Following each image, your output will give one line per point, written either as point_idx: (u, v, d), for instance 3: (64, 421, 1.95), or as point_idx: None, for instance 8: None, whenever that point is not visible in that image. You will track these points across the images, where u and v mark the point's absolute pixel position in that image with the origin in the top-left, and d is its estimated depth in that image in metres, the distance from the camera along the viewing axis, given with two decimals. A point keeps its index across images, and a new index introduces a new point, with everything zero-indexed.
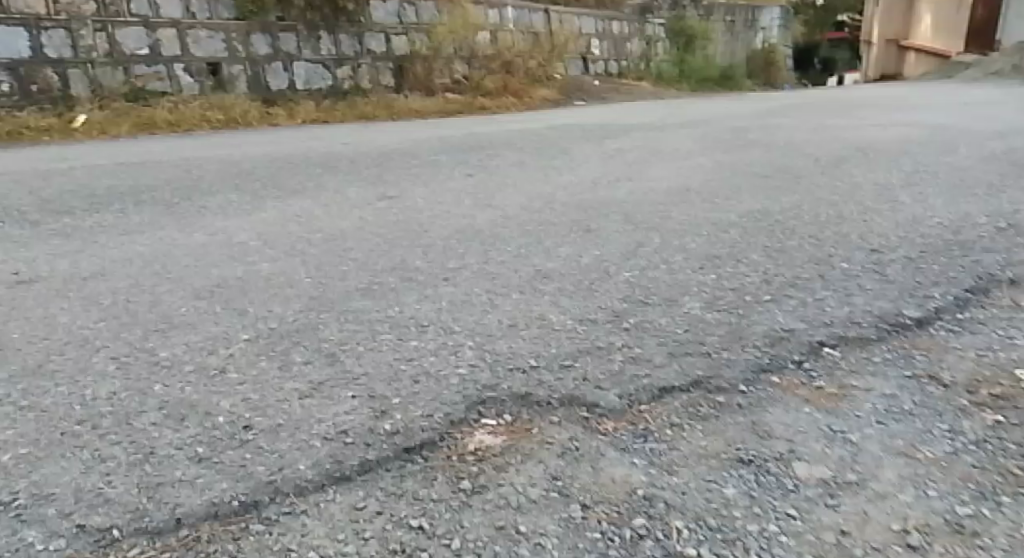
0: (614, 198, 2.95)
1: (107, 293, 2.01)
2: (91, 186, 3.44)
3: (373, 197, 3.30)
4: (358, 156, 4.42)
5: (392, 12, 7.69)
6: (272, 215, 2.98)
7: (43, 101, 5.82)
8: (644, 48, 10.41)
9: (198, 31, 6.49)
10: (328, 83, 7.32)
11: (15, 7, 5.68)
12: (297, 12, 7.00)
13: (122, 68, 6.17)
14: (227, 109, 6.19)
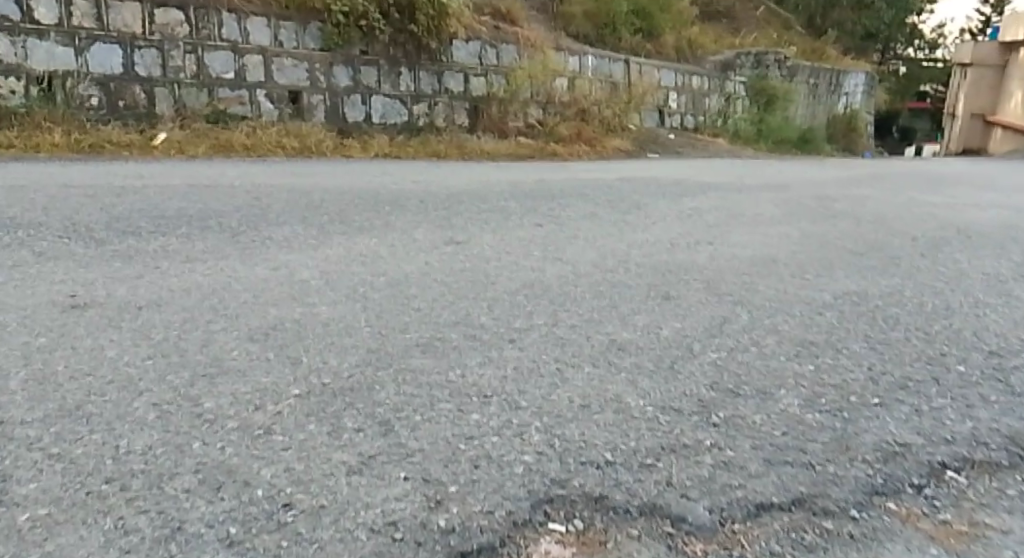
0: (694, 263, 2.76)
1: (159, 326, 1.93)
2: (161, 207, 3.43)
3: (440, 241, 3.19)
4: (425, 195, 4.32)
5: (473, 54, 7.72)
6: (336, 252, 2.89)
7: (129, 116, 5.97)
8: (722, 104, 10.23)
9: (283, 59, 6.63)
10: (403, 118, 7.35)
11: (114, 25, 5.88)
12: (381, 47, 7.09)
13: (207, 90, 6.30)
14: (303, 138, 6.24)
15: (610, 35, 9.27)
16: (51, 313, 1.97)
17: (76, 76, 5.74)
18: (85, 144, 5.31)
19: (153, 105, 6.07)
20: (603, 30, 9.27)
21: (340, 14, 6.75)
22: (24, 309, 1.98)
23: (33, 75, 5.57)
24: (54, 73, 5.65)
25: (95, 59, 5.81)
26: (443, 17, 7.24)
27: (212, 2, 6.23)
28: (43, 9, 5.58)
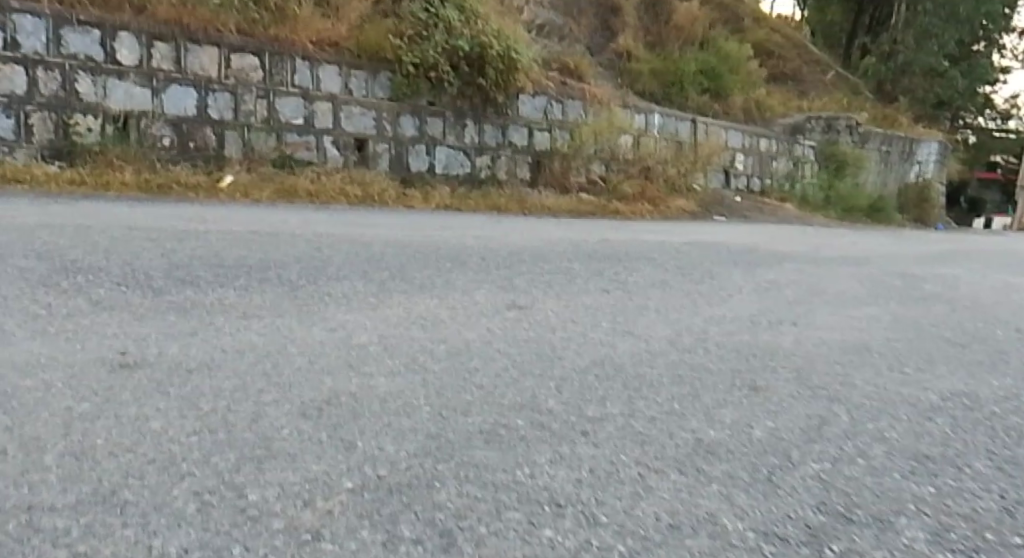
0: (780, 346, 2.52)
1: (209, 394, 1.80)
2: (221, 255, 3.37)
3: (500, 304, 2.99)
4: (484, 252, 4.17)
5: (539, 108, 7.67)
6: (396, 312, 2.74)
7: (197, 158, 6.05)
8: (790, 167, 9.99)
9: (352, 107, 6.68)
10: (465, 170, 7.31)
11: (191, 68, 6.01)
12: (448, 99, 7.09)
13: (276, 134, 6.37)
14: (365, 186, 6.22)
15: (677, 93, 9.08)
16: (99, 372, 1.87)
17: (151, 116, 5.86)
18: (154, 184, 5.36)
19: (222, 148, 6.15)
20: (670, 89, 9.11)
21: (410, 65, 6.78)
22: (73, 366, 1.90)
23: (110, 114, 5.72)
24: (130, 113, 5.78)
25: (171, 100, 5.93)
26: (511, 71, 7.23)
27: (287, 49, 6.35)
28: (126, 50, 5.75)
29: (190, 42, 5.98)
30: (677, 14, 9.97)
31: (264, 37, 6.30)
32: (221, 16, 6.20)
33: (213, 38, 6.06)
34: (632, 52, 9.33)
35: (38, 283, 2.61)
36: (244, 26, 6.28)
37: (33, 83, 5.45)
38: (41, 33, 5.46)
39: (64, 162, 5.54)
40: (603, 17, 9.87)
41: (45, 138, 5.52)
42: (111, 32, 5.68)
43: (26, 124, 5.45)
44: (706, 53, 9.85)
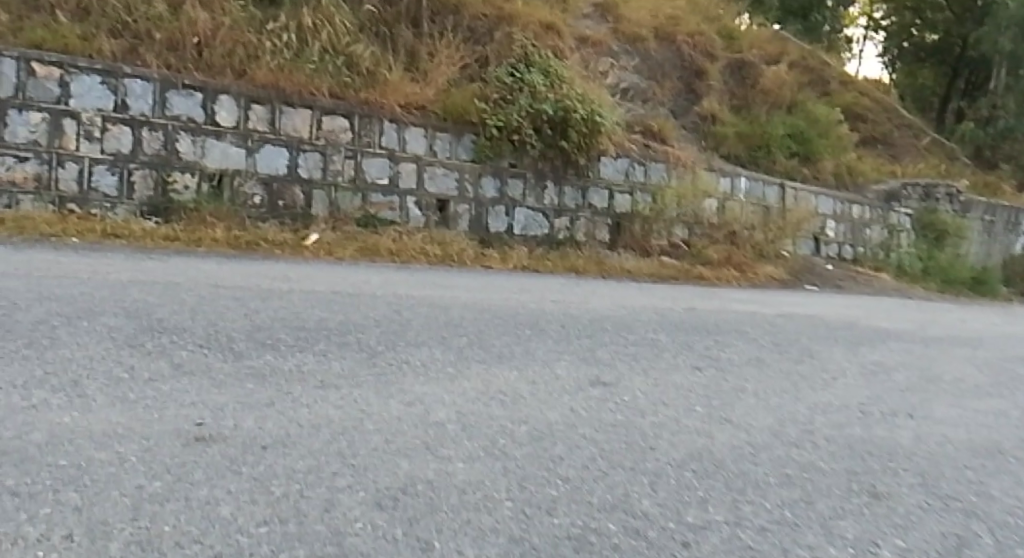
0: (897, 444, 2.27)
1: (282, 477, 1.70)
2: (302, 316, 3.36)
3: (584, 379, 2.76)
4: (563, 315, 3.98)
5: (621, 170, 7.49)
6: (474, 385, 2.57)
7: (286, 216, 6.18)
8: (885, 236, 9.54)
9: (435, 168, 6.72)
10: (544, 231, 7.19)
11: (284, 129, 6.19)
12: (530, 161, 7.05)
13: (361, 194, 6.47)
14: (444, 245, 6.20)
15: (764, 156, 8.85)
16: (173, 446, 1.81)
17: (244, 175, 6.05)
18: (242, 240, 5.48)
19: (310, 207, 6.28)
20: (757, 152, 8.89)
21: (494, 128, 6.82)
22: (148, 438, 1.84)
23: (206, 172, 5.93)
24: (225, 172, 5.99)
25: (263, 159, 6.11)
26: (595, 134, 7.15)
27: (376, 111, 6.48)
28: (224, 112, 5.98)
29: (285, 104, 6.18)
30: (764, 78, 9.80)
31: (355, 99, 6.46)
32: (316, 81, 6.42)
33: (307, 100, 6.25)
34: (717, 115, 9.05)
35: (124, 344, 2.62)
36: (337, 89, 6.47)
37: (137, 142, 5.73)
38: (148, 96, 5.75)
39: (160, 219, 5.75)
40: (688, 78, 9.42)
41: (145, 195, 5.76)
42: (212, 95, 5.92)
43: (128, 181, 5.71)
44: (795, 117, 9.62)
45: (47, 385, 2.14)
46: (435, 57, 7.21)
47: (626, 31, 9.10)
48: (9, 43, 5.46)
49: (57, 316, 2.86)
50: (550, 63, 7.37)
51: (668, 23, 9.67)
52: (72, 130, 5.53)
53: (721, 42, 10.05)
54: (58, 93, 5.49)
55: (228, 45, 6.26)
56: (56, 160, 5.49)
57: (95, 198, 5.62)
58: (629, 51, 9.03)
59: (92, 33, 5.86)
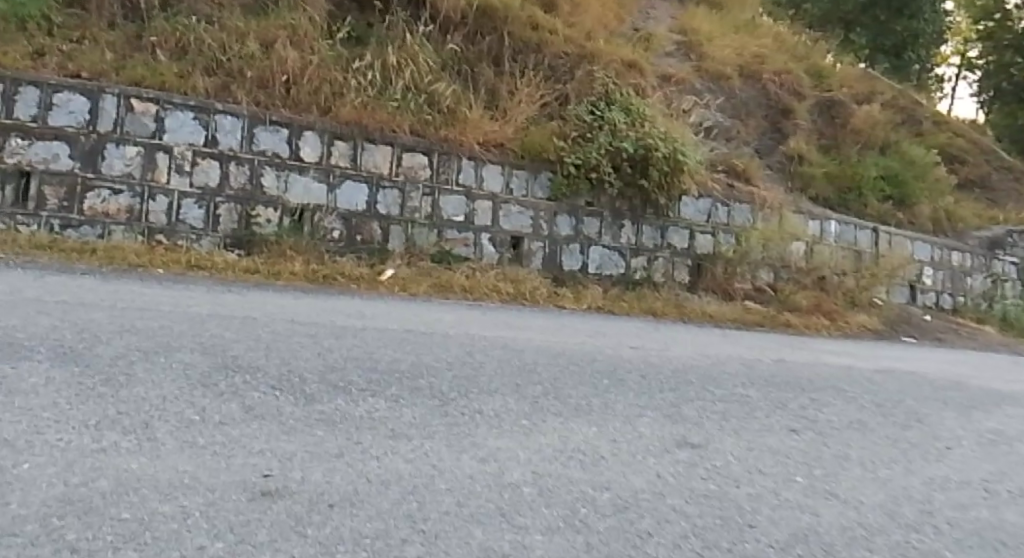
0: None
1: (349, 542, 1.58)
2: (375, 356, 3.27)
3: (671, 441, 2.56)
4: (642, 361, 3.69)
5: (703, 210, 7.21)
6: (552, 441, 2.40)
7: (362, 250, 6.21)
8: (987, 285, 8.95)
9: (511, 206, 6.63)
10: (620, 270, 6.92)
11: (365, 165, 6.25)
12: (607, 199, 6.86)
13: (437, 230, 6.44)
14: (518, 283, 5.99)
15: (855, 199, 8.45)
16: (238, 501, 1.72)
17: (324, 210, 6.12)
18: (319, 274, 5.50)
19: (386, 242, 6.29)
20: (847, 195, 8.49)
21: (572, 165, 6.70)
22: (213, 490, 1.76)
23: (288, 206, 6.03)
24: (306, 207, 6.07)
25: (344, 195, 6.17)
26: (677, 173, 6.92)
27: (455, 149, 6.47)
28: (308, 148, 6.08)
29: (367, 141, 6.25)
30: (854, 118, 9.42)
31: (434, 137, 6.48)
32: (398, 118, 6.47)
33: (388, 137, 6.31)
34: (805, 155, 8.70)
35: (198, 383, 2.58)
36: (417, 127, 6.51)
37: (224, 176, 5.87)
38: (236, 131, 5.89)
39: (242, 251, 5.85)
40: (775, 116, 9.11)
41: (229, 228, 5.88)
42: (297, 131, 6.03)
43: (214, 214, 5.84)
44: (888, 158, 9.18)
45: (118, 427, 2.10)
46: (516, 94, 7.18)
47: (709, 69, 8.92)
48: (112, 80, 5.70)
49: (136, 351, 2.86)
50: (631, 101, 7.26)
51: (754, 61, 9.43)
52: (164, 164, 5.71)
53: (809, 80, 9.73)
54: (153, 128, 5.70)
55: (315, 83, 6.38)
56: (148, 193, 5.67)
57: (182, 230, 5.77)
58: (713, 89, 8.83)
59: (188, 71, 6.07)
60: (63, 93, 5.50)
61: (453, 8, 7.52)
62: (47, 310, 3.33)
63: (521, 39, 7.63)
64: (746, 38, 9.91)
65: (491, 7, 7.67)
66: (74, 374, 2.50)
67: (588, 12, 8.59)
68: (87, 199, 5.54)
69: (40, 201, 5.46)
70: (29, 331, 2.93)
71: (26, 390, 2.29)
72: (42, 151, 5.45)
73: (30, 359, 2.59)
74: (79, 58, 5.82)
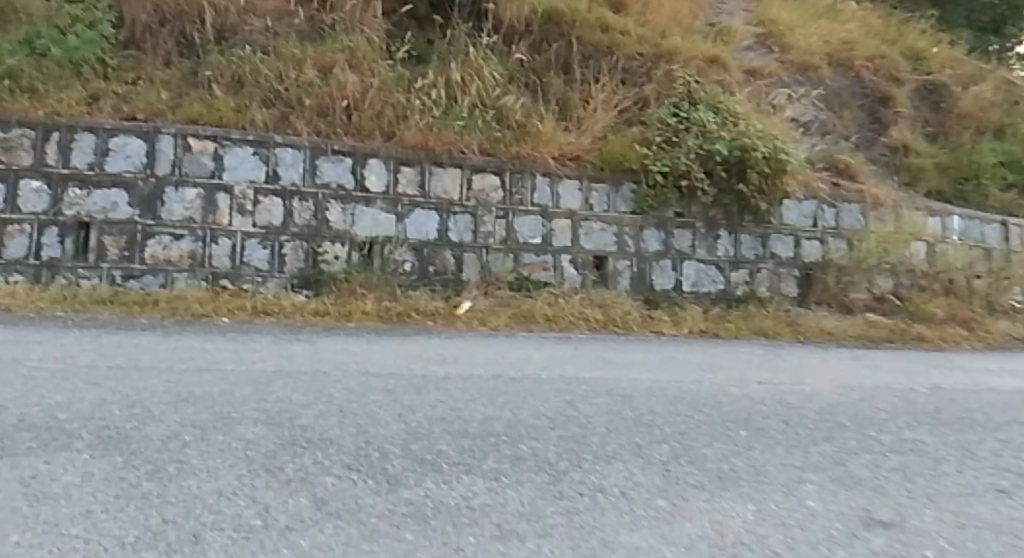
0: None
1: None
2: (464, 414, 2.77)
3: (853, 519, 1.97)
4: (776, 400, 3.08)
5: (807, 215, 6.52)
6: (704, 533, 1.85)
7: (436, 282, 5.79)
8: None
9: (592, 223, 6.11)
10: (718, 287, 6.29)
11: (433, 191, 5.85)
12: (700, 208, 6.25)
13: (514, 255, 5.96)
14: (607, 308, 5.40)
15: (973, 190, 7.59)
16: None
17: (394, 241, 5.74)
18: (393, 312, 5.09)
19: (460, 271, 5.86)
20: (963, 186, 7.63)
21: (658, 174, 6.13)
22: None
23: (356, 241, 5.68)
24: (375, 240, 5.71)
25: (412, 224, 5.79)
26: (779, 174, 6.27)
27: (528, 166, 6.01)
28: (373, 177, 5.73)
29: (434, 165, 5.85)
30: (961, 100, 8.54)
31: (505, 155, 6.03)
32: (466, 137, 6.04)
33: (457, 159, 5.89)
34: (910, 145, 7.88)
35: (261, 470, 2.14)
36: (487, 145, 6.07)
37: (288, 213, 5.55)
38: (298, 164, 5.58)
39: (310, 291, 5.51)
40: (871, 105, 8.32)
41: (296, 267, 5.55)
42: (361, 160, 5.69)
43: (279, 254, 5.53)
44: (1006, 142, 8.24)
45: (159, 545, 1.66)
46: (590, 103, 6.68)
47: (795, 61, 8.23)
48: (168, 120, 5.47)
49: (191, 429, 2.46)
50: (718, 100, 6.68)
51: (843, 47, 8.68)
52: (225, 204, 5.42)
53: (906, 64, 8.88)
54: (213, 167, 5.43)
55: (377, 107, 6.02)
56: (210, 236, 5.39)
57: (247, 273, 5.46)
58: (801, 81, 8.12)
59: (245, 105, 5.79)
60: (119, 138, 5.29)
61: (517, 16, 7.08)
62: (98, 380, 2.96)
63: (591, 43, 7.13)
64: (831, 25, 9.17)
65: (557, 12, 7.20)
66: (116, 467, 2.10)
67: (660, 10, 8.04)
68: (149, 246, 5.30)
69: (101, 252, 5.24)
70: (71, 411, 2.55)
71: (57, 495, 1.90)
72: (101, 201, 5.26)
73: (68, 448, 2.21)
74: (135, 100, 5.60)
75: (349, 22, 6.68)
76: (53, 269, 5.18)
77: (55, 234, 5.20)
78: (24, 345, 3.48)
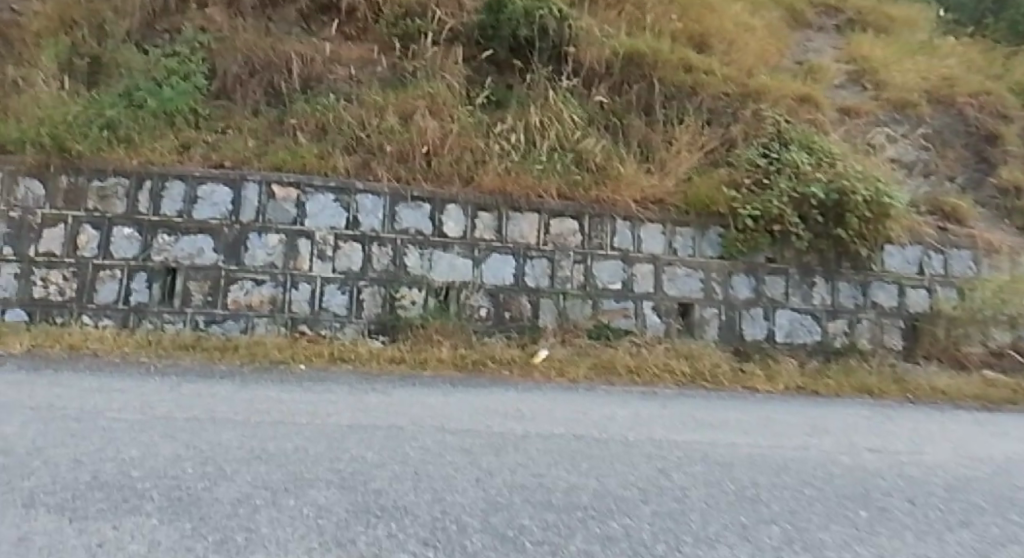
0: None
1: None
2: (546, 481, 2.56)
3: None
4: (893, 473, 2.76)
5: (911, 261, 6.13)
6: None
7: (512, 329, 5.63)
8: None
9: (676, 268, 5.86)
10: (815, 338, 5.91)
11: (511, 236, 5.73)
12: (793, 254, 5.93)
13: (593, 301, 5.76)
14: (694, 360, 5.11)
15: None
16: None
17: (471, 286, 5.64)
18: (469, 360, 4.94)
19: (537, 318, 5.69)
20: None
21: (748, 218, 5.84)
22: None
23: (433, 286, 5.60)
24: (451, 285, 5.62)
25: (489, 269, 5.68)
26: (881, 219, 5.98)
27: (609, 210, 5.84)
28: (451, 222, 5.67)
29: (512, 210, 5.75)
30: None
31: (585, 199, 5.87)
32: (545, 181, 5.92)
33: (535, 203, 5.77)
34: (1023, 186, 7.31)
35: (333, 542, 1.99)
36: (567, 188, 5.93)
37: (367, 259, 5.53)
38: (378, 210, 5.57)
39: (387, 337, 5.43)
40: (977, 143, 7.78)
41: (373, 313, 5.50)
42: (439, 205, 5.65)
43: (358, 300, 5.49)
44: None
45: None
46: (674, 144, 6.48)
47: (891, 98, 7.85)
48: (253, 167, 5.56)
49: (263, 491, 2.34)
50: (812, 140, 6.44)
51: (943, 83, 8.23)
52: (306, 250, 5.45)
53: (1014, 99, 8.34)
54: (295, 213, 5.47)
55: (456, 152, 5.99)
56: (290, 281, 5.40)
57: (325, 318, 5.44)
58: (899, 119, 7.71)
59: (328, 151, 5.85)
60: (207, 185, 5.41)
61: (597, 58, 7.00)
62: (172, 433, 2.90)
63: (673, 84, 6.97)
64: (929, 61, 8.74)
65: (638, 53, 7.08)
66: (184, 535, 1.98)
67: (745, 48, 7.82)
68: (231, 292, 5.34)
69: (186, 296, 5.31)
70: (144, 468, 2.48)
71: None
72: (187, 247, 5.35)
73: (137, 512, 2.11)
74: (223, 148, 5.73)
75: (430, 68, 6.72)
76: (139, 313, 5.28)
77: (143, 279, 5.31)
78: (105, 393, 3.48)
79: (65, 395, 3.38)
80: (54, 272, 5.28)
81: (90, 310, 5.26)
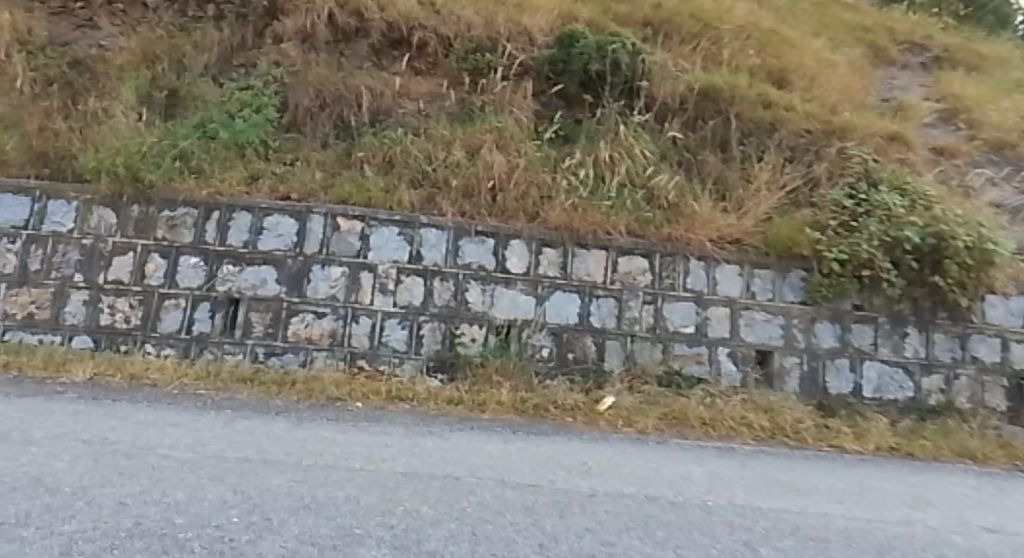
0: None
1: None
2: (617, 551, 2.30)
3: None
4: None
5: (1016, 313, 5.68)
6: None
7: (576, 372, 5.38)
8: None
9: (754, 312, 5.53)
10: (907, 394, 5.47)
11: (577, 274, 5.51)
12: (883, 302, 5.53)
13: (662, 345, 5.46)
14: (773, 413, 4.75)
15: None
16: None
17: (533, 325, 5.42)
18: (530, 405, 4.71)
19: (603, 360, 5.42)
20: None
21: (833, 262, 5.49)
22: None
23: (494, 323, 5.41)
24: (513, 323, 5.41)
25: (555, 308, 5.46)
26: (983, 267, 5.55)
27: (681, 249, 5.58)
28: (516, 257, 5.49)
29: (579, 247, 5.54)
30: None
31: (656, 237, 5.63)
32: (614, 217, 5.71)
33: (603, 241, 5.55)
34: None
35: None
36: (637, 227, 5.69)
37: (428, 293, 5.39)
38: (441, 245, 5.45)
39: (446, 376, 5.25)
40: None
41: (432, 349, 5.33)
42: (504, 240, 5.49)
43: (417, 336, 5.34)
44: None
45: None
46: (753, 182, 6.19)
47: (987, 139, 7.39)
48: (319, 200, 5.53)
49: (309, 548, 2.15)
50: (903, 180, 6.06)
51: None
52: (368, 283, 5.35)
53: None
54: (359, 246, 5.40)
55: (523, 187, 5.83)
56: (351, 315, 5.30)
57: (384, 353, 5.29)
58: (996, 161, 7.24)
59: (394, 185, 5.78)
60: (273, 217, 5.41)
61: (671, 93, 6.79)
62: (221, 475, 2.76)
63: (750, 120, 6.70)
64: None
65: (714, 89, 6.85)
66: None
67: (827, 85, 7.51)
68: (292, 324, 5.27)
69: (247, 327, 5.26)
70: (188, 514, 2.34)
71: None
72: (251, 277, 5.33)
73: None
74: (292, 179, 5.71)
75: (499, 102, 6.63)
76: (201, 343, 5.24)
77: (206, 309, 5.29)
78: (159, 427, 3.38)
79: (118, 428, 3.30)
80: (121, 299, 5.31)
81: (154, 339, 5.25)
